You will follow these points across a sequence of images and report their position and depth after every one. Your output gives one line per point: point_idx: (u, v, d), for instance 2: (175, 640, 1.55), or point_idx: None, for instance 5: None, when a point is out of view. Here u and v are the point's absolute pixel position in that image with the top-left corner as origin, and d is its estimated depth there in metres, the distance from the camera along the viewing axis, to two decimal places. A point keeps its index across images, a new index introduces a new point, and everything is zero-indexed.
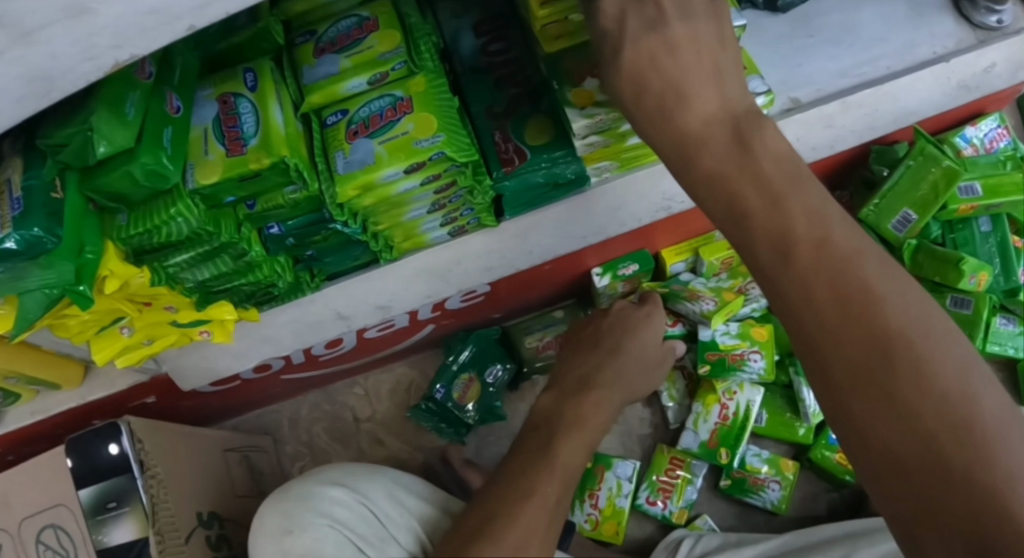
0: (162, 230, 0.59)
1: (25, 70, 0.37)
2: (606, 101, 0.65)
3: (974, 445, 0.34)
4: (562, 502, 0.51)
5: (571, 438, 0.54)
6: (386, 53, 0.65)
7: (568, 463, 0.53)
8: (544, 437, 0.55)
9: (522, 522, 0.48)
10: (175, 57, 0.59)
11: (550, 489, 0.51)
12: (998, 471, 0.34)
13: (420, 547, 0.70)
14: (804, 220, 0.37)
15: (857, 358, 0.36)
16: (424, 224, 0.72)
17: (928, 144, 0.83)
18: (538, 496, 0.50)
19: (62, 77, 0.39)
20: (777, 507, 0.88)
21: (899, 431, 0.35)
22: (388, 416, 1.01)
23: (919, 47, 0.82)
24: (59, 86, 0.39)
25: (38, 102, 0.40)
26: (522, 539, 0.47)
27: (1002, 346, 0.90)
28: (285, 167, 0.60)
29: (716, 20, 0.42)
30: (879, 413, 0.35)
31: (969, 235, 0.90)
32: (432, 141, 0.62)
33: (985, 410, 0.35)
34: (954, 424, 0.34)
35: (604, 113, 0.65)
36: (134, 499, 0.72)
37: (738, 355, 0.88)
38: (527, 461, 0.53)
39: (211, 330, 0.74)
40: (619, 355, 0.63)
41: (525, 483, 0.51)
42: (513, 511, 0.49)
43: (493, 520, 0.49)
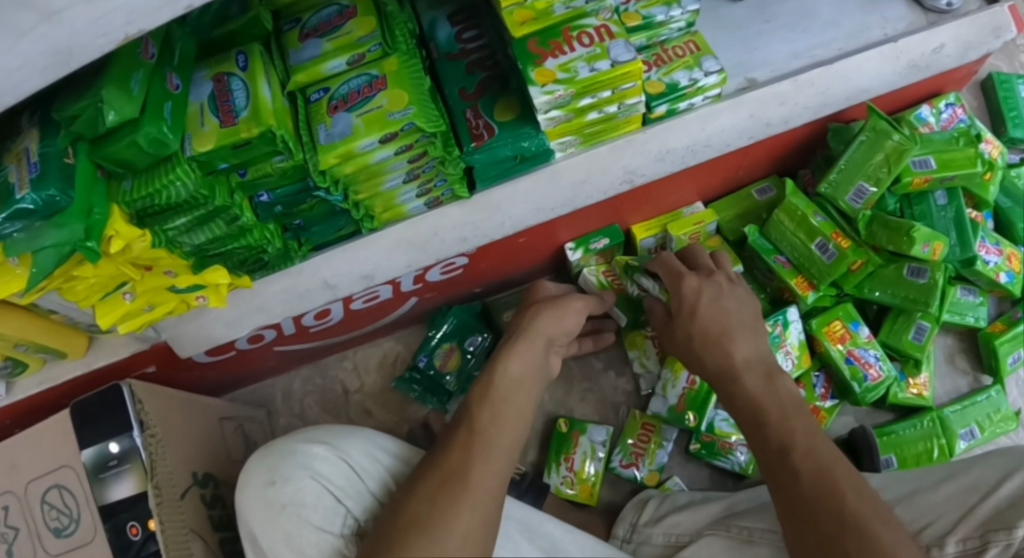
0: (163, 194, 0.66)
1: (49, 46, 0.44)
2: (565, 79, 0.71)
3: (822, 486, 0.59)
4: (499, 422, 0.62)
5: (506, 379, 0.68)
6: (363, 37, 0.71)
7: (501, 394, 0.65)
8: (482, 386, 0.67)
9: (458, 447, 0.60)
10: (175, 41, 0.67)
11: (482, 415, 0.63)
12: (839, 497, 0.57)
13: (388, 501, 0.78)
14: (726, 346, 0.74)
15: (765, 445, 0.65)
16: (402, 194, 0.79)
17: (880, 120, 0.89)
18: (474, 422, 0.62)
19: (82, 51, 0.45)
20: (744, 469, 0.93)
21: (812, 498, 0.58)
22: (377, 387, 1.08)
23: (872, 30, 0.88)
24: (77, 59, 0.46)
25: (59, 73, 0.46)
26: (461, 456, 0.59)
27: (962, 315, 0.96)
28: (273, 137, 0.67)
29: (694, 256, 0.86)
30: (784, 492, 0.60)
31: (925, 209, 0.95)
32: (404, 113, 0.69)
33: (831, 469, 0.60)
34: (813, 471, 0.60)
35: (563, 89, 0.71)
36: (135, 456, 0.78)
37: None
38: (469, 403, 0.65)
39: (207, 295, 0.81)
40: (538, 315, 0.79)
41: (465, 419, 0.63)
42: (451, 445, 0.60)
43: (439, 452, 0.61)
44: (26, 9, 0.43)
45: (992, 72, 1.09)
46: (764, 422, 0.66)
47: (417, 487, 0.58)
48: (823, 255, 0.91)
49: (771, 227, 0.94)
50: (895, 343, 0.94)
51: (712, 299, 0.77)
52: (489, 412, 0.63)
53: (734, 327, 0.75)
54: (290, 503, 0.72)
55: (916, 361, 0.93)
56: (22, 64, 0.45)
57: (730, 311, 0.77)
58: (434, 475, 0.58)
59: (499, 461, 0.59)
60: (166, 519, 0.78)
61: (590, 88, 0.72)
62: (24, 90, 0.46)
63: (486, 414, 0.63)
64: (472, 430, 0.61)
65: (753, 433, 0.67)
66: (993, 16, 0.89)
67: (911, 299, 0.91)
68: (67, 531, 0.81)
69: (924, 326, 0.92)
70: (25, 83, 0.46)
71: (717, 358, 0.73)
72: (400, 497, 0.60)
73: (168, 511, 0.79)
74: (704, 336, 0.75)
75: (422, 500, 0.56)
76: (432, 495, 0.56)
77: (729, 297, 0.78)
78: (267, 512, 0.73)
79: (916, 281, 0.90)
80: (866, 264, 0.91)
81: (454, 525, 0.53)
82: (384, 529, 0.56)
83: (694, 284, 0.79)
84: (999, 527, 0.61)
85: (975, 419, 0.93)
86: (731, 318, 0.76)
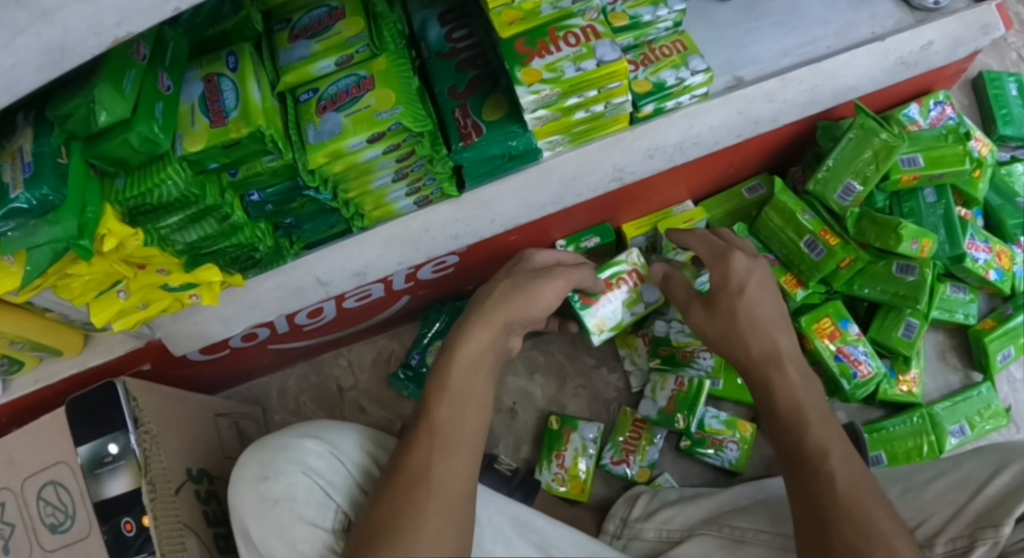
0: (154, 192, 0.67)
1: (42, 44, 0.45)
2: (551, 79, 0.71)
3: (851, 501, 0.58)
4: (454, 417, 0.62)
5: (459, 366, 0.65)
6: (352, 37, 0.72)
7: (453, 388, 0.63)
8: (439, 373, 0.65)
9: (417, 446, 0.60)
10: (167, 41, 0.68)
11: (439, 411, 0.62)
12: (872, 519, 0.56)
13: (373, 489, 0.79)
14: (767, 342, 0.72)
15: (796, 451, 0.64)
16: (392, 193, 0.80)
17: (868, 118, 0.89)
18: (430, 423, 0.61)
19: (74, 50, 0.47)
20: (736, 465, 0.94)
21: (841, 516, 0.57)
22: (371, 384, 1.08)
23: (859, 27, 0.88)
24: (70, 58, 0.47)
25: (52, 72, 0.47)
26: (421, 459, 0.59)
27: (951, 312, 0.96)
28: (262, 136, 0.68)
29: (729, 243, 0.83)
30: (810, 503, 0.60)
31: (915, 206, 0.96)
32: (392, 113, 0.70)
33: (861, 487, 0.59)
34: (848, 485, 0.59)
35: (549, 90, 0.71)
36: (130, 452, 0.80)
37: (689, 351, 0.92)
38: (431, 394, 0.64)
39: (200, 293, 0.82)
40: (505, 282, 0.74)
41: (422, 419, 0.62)
42: (413, 446, 0.60)
43: (401, 453, 0.61)
44: (19, 9, 0.44)
45: (983, 71, 1.10)
46: (797, 424, 0.65)
47: (383, 493, 0.59)
48: (812, 252, 0.91)
49: (761, 225, 0.95)
50: (884, 340, 0.94)
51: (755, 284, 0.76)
52: (448, 408, 0.62)
53: (773, 316, 0.74)
54: (282, 497, 0.73)
55: (905, 358, 0.93)
56: (16, 62, 0.46)
57: (762, 303, 0.74)
58: (397, 479, 0.58)
59: (455, 459, 0.59)
60: (160, 514, 0.79)
61: (577, 87, 0.73)
62: (18, 88, 0.47)
63: (444, 411, 0.62)
64: (431, 431, 0.61)
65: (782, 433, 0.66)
66: (981, 13, 0.90)
67: (900, 296, 0.91)
68: (64, 527, 0.82)
69: (914, 323, 0.93)
70: (19, 80, 0.47)
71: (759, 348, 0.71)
72: (372, 497, 0.61)
73: (162, 506, 0.80)
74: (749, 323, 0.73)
75: (386, 508, 0.57)
76: (397, 501, 0.57)
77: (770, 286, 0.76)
78: (261, 506, 0.74)
79: (905, 277, 0.91)
80: (855, 261, 0.92)
81: (419, 534, 0.54)
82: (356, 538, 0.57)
83: (741, 265, 0.77)
84: (987, 524, 0.61)
85: (965, 416, 0.93)
86: (769, 307, 0.74)
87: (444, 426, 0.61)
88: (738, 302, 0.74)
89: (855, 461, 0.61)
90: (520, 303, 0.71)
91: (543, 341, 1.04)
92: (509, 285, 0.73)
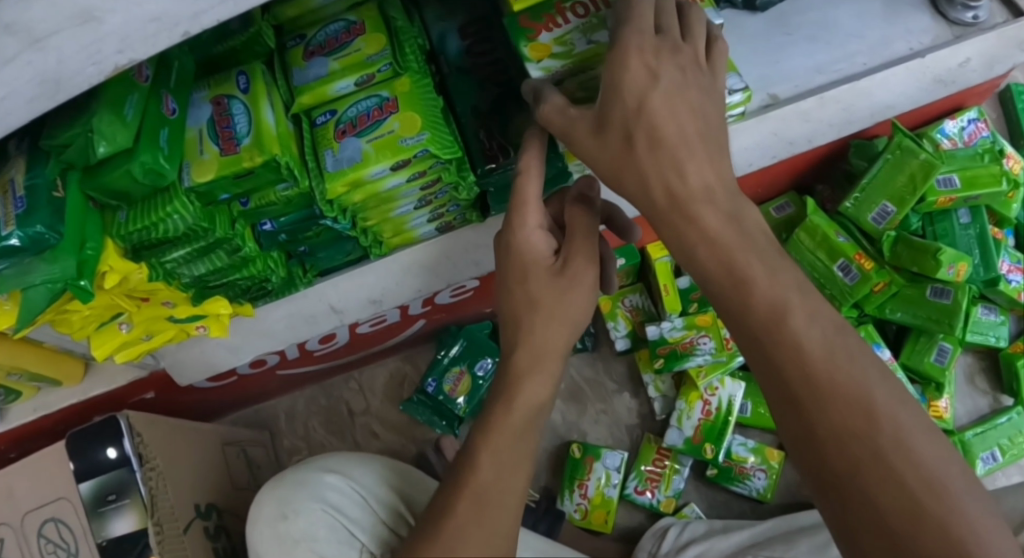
0: (160, 226, 0.62)
1: (35, 74, 0.40)
2: (562, 53, 0.61)
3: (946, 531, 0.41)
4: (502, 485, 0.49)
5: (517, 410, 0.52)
6: (373, 55, 0.67)
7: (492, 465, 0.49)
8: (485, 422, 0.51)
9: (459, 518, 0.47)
10: (172, 60, 0.63)
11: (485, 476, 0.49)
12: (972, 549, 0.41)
13: (401, 522, 0.75)
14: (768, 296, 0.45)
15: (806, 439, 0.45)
16: (413, 219, 0.75)
17: (905, 138, 0.85)
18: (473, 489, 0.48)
19: (70, 80, 0.41)
20: (763, 495, 0.91)
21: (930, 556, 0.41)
22: (382, 408, 1.04)
23: (895, 42, 0.84)
24: (66, 88, 0.41)
25: (46, 104, 0.42)
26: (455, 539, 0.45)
27: (983, 335, 0.93)
28: (277, 165, 0.63)
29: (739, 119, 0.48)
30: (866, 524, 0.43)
31: (949, 227, 0.92)
32: (417, 139, 0.64)
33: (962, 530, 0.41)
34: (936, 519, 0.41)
35: (561, 66, 0.60)
36: (134, 491, 0.74)
37: (687, 343, 0.90)
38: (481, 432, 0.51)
39: (208, 325, 0.77)
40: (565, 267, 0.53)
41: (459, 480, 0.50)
42: (439, 527, 0.47)
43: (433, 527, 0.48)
44: (6, 36, 0.37)
45: (1010, 83, 1.07)
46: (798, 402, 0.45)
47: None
48: (846, 276, 0.90)
49: (790, 247, 0.92)
50: (916, 365, 0.91)
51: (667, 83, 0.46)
52: (491, 466, 0.49)
53: (693, 139, 0.47)
54: (302, 537, 0.69)
55: (937, 385, 0.91)
56: (6, 93, 0.40)
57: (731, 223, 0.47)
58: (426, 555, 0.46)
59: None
60: (169, 556, 0.75)
61: None
62: (9, 121, 0.42)
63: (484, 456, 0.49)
64: (475, 498, 0.48)
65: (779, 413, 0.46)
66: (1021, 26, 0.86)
67: (933, 320, 0.89)
68: None
69: (947, 348, 0.90)
70: (9, 114, 0.41)
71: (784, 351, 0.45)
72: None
73: (170, 548, 0.75)
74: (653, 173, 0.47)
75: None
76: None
77: (695, 90, 0.47)
78: (280, 547, 0.70)
79: (939, 301, 0.88)
80: (888, 285, 0.90)
81: None
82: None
83: (645, 63, 0.46)
84: None
85: (996, 442, 0.91)
86: (689, 124, 0.47)
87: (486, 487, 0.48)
88: (631, 154, 0.47)
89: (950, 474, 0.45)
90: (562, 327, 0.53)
91: (562, 365, 1.00)
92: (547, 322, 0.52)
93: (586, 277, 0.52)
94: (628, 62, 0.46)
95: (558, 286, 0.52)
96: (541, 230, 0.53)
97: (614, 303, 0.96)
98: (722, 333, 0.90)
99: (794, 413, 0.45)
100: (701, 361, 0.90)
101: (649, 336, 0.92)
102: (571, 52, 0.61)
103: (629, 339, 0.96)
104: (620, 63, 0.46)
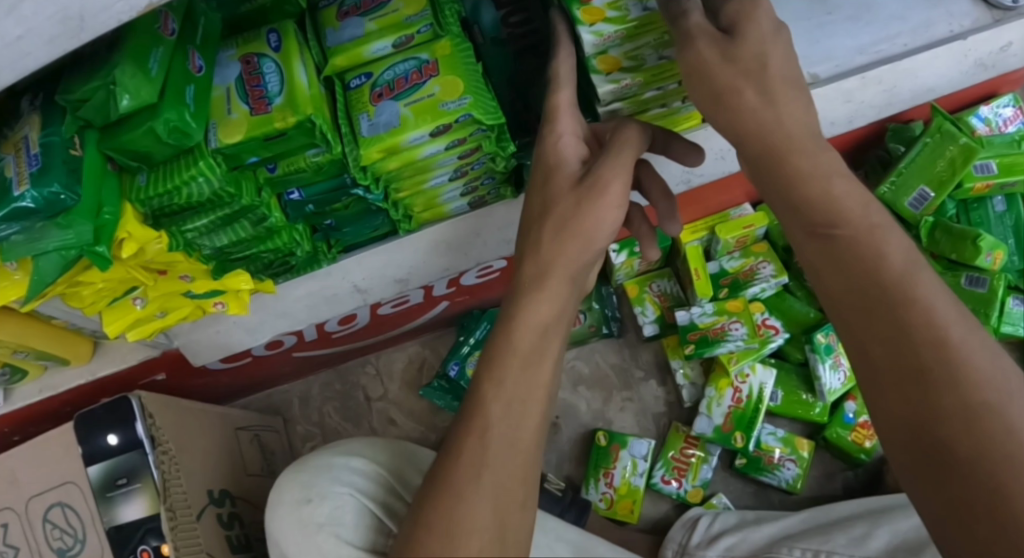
0: (183, 190, 0.58)
1: (57, 10, 0.34)
2: (616, 18, 0.63)
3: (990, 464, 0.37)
4: (514, 419, 0.41)
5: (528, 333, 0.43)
6: (412, 16, 0.63)
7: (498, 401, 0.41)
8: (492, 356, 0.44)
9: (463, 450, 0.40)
10: (198, 16, 0.59)
11: (494, 406, 0.41)
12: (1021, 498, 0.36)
13: None
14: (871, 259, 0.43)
15: (922, 417, 0.39)
16: (445, 192, 0.71)
17: (945, 121, 0.82)
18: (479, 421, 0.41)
19: (95, 17, 0.35)
20: (793, 486, 0.89)
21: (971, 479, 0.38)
22: (400, 395, 1.00)
23: (936, 25, 0.80)
24: (91, 27, 0.35)
25: (70, 44, 0.36)
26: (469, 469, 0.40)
27: (1014, 326, 0.90)
28: (311, 127, 0.59)
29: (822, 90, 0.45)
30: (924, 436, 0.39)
31: (984, 215, 0.91)
32: (459, 103, 0.61)
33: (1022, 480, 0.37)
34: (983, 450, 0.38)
35: (613, 30, 0.63)
36: (145, 475, 0.70)
37: (719, 328, 0.88)
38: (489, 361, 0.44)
39: (226, 301, 0.72)
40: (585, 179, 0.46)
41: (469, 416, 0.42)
42: (446, 475, 0.40)
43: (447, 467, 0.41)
44: None
45: None
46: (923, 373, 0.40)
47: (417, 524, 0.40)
48: None
49: None
50: None
51: (780, 46, 0.44)
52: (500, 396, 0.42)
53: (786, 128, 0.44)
54: (327, 521, 0.65)
55: None
56: (24, 33, 0.34)
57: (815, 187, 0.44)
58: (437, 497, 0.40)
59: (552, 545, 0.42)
60: (181, 544, 0.71)
61: (660, 77, 0.68)
62: (26, 65, 0.36)
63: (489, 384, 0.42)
64: (482, 431, 0.41)
65: (885, 387, 0.41)
66: None
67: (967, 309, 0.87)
68: (73, 552, 0.73)
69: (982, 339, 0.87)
70: (28, 56, 0.36)
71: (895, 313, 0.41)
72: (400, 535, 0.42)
73: (184, 535, 0.71)
74: (752, 147, 0.45)
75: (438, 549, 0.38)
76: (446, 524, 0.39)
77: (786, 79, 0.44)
78: (302, 532, 0.66)
79: (974, 290, 0.87)
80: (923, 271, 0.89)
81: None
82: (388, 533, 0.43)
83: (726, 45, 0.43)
84: None
85: None
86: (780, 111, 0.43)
87: (498, 430, 0.41)
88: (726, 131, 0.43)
89: None
90: (575, 243, 0.44)
91: (588, 351, 0.98)
92: (559, 234, 0.44)
93: (609, 183, 0.44)
94: (756, 18, 0.44)
95: (572, 191, 0.45)
96: (573, 137, 0.49)
97: (641, 287, 0.94)
98: (754, 319, 0.89)
99: (914, 388, 0.40)
100: (763, 287, 0.90)
101: (680, 323, 0.90)
102: (624, 18, 0.63)
103: (657, 325, 0.93)
104: (747, 16, 0.44)
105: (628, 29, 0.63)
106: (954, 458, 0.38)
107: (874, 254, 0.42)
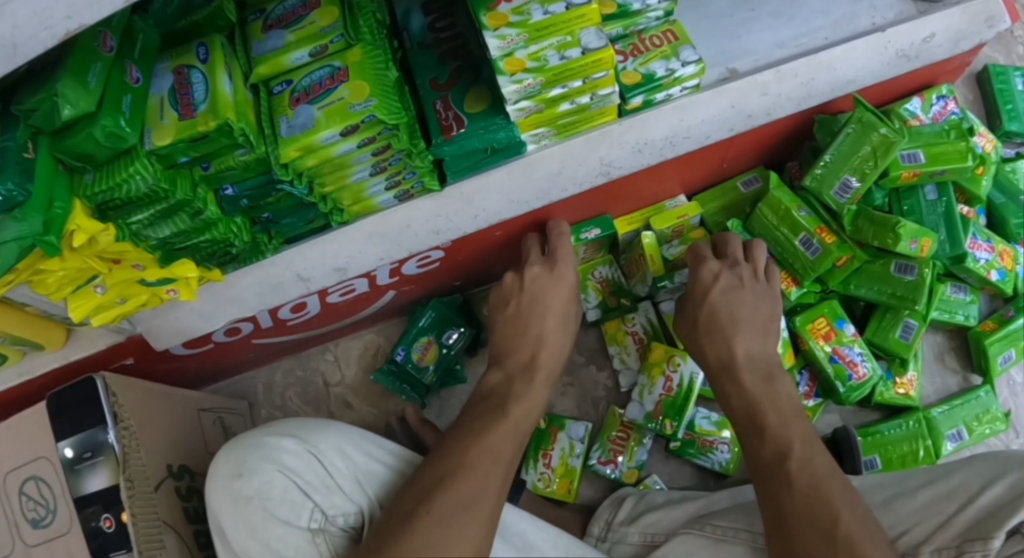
0: (122, 188, 0.64)
1: None
2: (518, 23, 0.69)
3: (806, 508, 0.62)
4: (492, 448, 0.66)
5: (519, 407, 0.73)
6: (326, 28, 0.70)
7: (498, 439, 0.68)
8: (492, 413, 0.72)
9: (481, 469, 0.63)
10: (136, 33, 0.65)
11: (498, 441, 0.67)
12: (824, 521, 0.60)
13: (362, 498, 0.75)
14: (721, 363, 0.80)
15: (775, 492, 0.65)
16: (370, 186, 0.78)
17: (866, 113, 0.89)
18: (486, 449, 0.66)
19: (27, 44, 0.42)
20: (725, 467, 0.96)
21: (801, 520, 0.61)
22: (355, 380, 1.11)
23: (859, 18, 0.87)
24: (23, 53, 0.43)
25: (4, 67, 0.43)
26: (477, 481, 0.62)
27: (953, 312, 1.02)
28: (231, 130, 0.66)
29: (760, 300, 0.85)
30: (773, 490, 0.65)
31: (915, 203, 0.98)
32: (365, 105, 0.66)
33: (830, 516, 0.60)
34: (803, 498, 0.62)
35: (516, 34, 0.69)
36: (108, 449, 0.78)
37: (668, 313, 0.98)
38: (485, 417, 0.71)
39: (177, 288, 0.80)
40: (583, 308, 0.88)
41: (470, 437, 0.67)
42: (463, 460, 0.64)
43: (458, 468, 0.63)
44: None
45: (988, 65, 1.20)
46: (770, 459, 0.68)
47: (427, 501, 0.60)
48: (807, 250, 0.94)
49: (754, 222, 0.97)
50: (881, 342, 0.99)
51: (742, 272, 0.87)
52: (509, 439, 0.68)
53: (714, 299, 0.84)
54: (255, 495, 0.72)
55: (902, 360, 0.99)
56: None
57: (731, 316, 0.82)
58: (438, 495, 0.60)
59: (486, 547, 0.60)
60: (138, 511, 0.79)
61: (561, 76, 0.71)
62: None
63: (516, 407, 0.72)
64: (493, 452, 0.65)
65: (758, 467, 0.69)
66: (985, 5, 0.89)
67: (898, 296, 0.94)
68: (45, 522, 0.82)
69: (911, 325, 0.97)
70: None
71: (778, 447, 0.68)
72: (410, 494, 0.63)
73: (140, 503, 0.79)
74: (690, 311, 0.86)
75: (431, 512, 0.59)
76: (450, 506, 0.59)
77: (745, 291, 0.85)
78: (234, 505, 0.72)
79: (903, 276, 0.94)
80: (850, 260, 0.95)
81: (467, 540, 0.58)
82: (390, 524, 0.60)
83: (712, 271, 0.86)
84: (977, 537, 0.60)
85: (963, 420, 0.99)
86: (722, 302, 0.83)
87: (496, 450, 0.66)
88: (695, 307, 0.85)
89: (858, 504, 0.61)
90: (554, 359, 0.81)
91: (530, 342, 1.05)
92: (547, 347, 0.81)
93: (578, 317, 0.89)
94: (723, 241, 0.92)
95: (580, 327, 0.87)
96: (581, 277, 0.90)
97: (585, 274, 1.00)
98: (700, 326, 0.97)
99: (807, 538, 0.60)
100: None
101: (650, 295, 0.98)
102: (526, 22, 0.69)
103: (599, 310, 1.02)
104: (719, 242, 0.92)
105: (530, 28, 0.69)
106: (788, 512, 0.62)
107: (731, 381, 0.78)
